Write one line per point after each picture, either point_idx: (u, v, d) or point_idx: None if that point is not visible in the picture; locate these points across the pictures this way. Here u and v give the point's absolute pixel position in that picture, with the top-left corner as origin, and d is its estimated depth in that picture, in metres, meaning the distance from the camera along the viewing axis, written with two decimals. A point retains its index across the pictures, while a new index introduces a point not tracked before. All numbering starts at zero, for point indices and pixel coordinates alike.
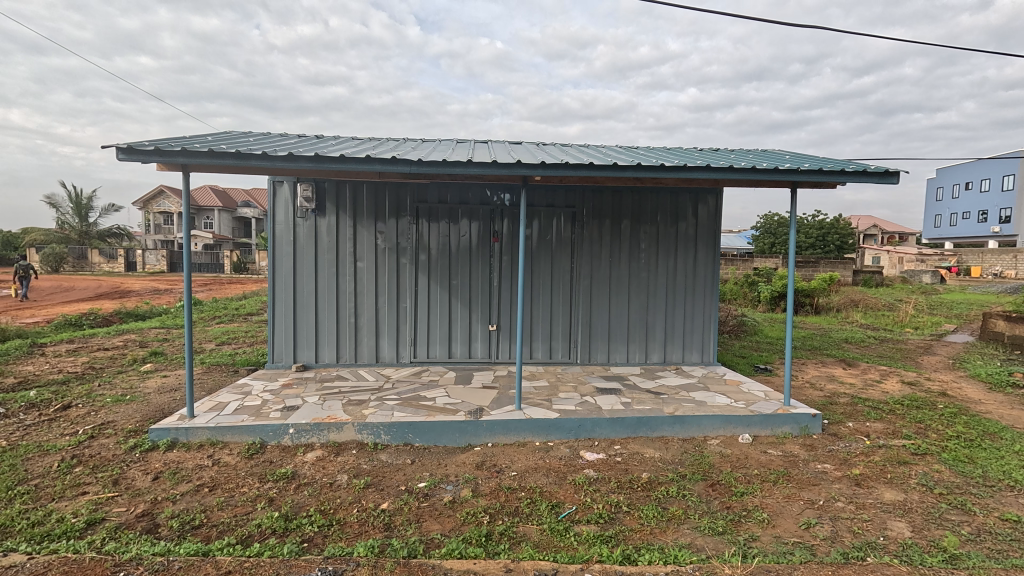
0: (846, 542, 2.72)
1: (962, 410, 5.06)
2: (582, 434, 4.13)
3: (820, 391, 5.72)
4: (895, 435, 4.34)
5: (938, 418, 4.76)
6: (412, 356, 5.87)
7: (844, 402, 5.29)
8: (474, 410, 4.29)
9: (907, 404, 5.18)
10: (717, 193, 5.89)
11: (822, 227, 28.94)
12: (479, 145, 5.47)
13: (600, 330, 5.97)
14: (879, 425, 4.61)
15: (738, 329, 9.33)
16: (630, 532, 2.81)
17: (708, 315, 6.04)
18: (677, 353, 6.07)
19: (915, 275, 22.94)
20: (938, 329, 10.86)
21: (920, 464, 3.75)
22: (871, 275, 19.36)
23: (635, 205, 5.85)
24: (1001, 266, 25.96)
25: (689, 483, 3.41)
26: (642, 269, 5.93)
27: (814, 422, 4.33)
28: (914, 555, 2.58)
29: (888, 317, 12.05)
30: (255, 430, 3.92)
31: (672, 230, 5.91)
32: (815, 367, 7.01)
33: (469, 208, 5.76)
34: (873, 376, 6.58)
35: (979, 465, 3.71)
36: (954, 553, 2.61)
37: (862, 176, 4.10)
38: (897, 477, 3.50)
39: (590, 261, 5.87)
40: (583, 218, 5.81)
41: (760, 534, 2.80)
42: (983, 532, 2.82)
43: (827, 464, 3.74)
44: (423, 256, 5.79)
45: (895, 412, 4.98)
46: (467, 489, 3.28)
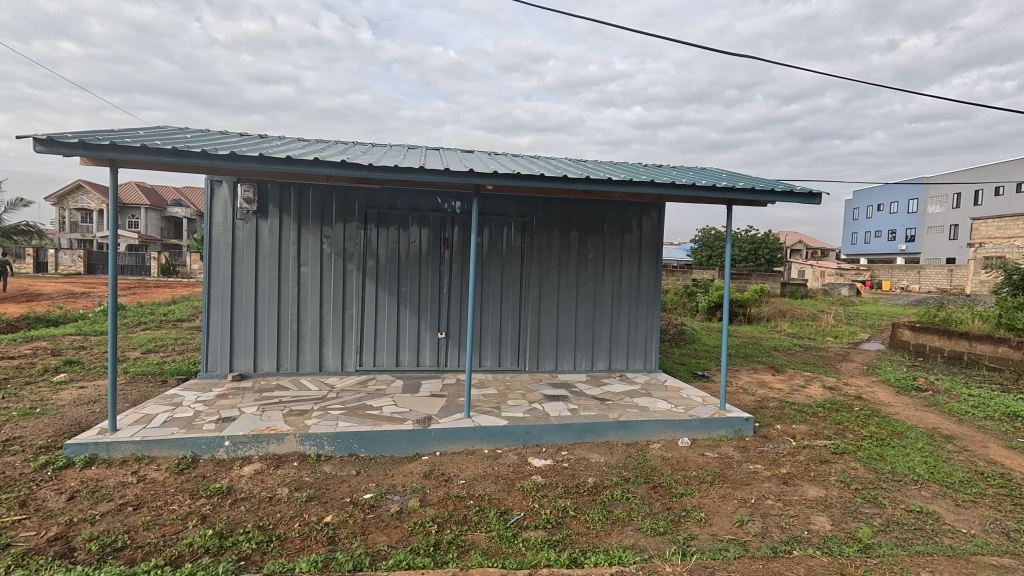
0: (774, 537, 2.90)
1: (874, 412, 5.53)
2: (529, 441, 4.18)
3: (752, 396, 6.07)
4: (818, 436, 4.68)
5: (855, 420, 5.19)
6: (358, 364, 5.73)
7: (773, 405, 5.66)
8: (421, 418, 4.24)
9: (828, 407, 5.60)
10: (661, 206, 6.16)
11: (754, 242, 30.88)
12: (431, 152, 5.47)
13: (548, 338, 6.07)
14: (804, 427, 4.96)
15: (677, 337, 9.78)
16: (577, 536, 2.87)
17: (651, 324, 6.29)
18: (621, 360, 6.27)
19: (835, 288, 24.86)
20: (855, 337, 11.82)
21: (839, 462, 4.06)
22: (796, 288, 20.87)
23: (583, 216, 6.01)
24: (907, 280, 28.60)
25: (632, 486, 3.52)
26: (589, 279, 6.10)
27: (747, 425, 4.59)
28: (833, 546, 2.79)
29: (812, 326, 13.03)
30: (187, 443, 3.69)
31: (618, 242, 6.12)
32: (748, 373, 7.44)
33: (419, 214, 5.71)
34: (799, 381, 7.07)
35: (889, 462, 4.07)
36: (867, 542, 2.85)
37: (789, 197, 4.43)
38: (819, 475, 3.78)
39: (540, 270, 5.97)
40: (534, 227, 5.91)
41: (698, 533, 2.93)
42: (891, 523, 3.09)
43: (758, 465, 3.98)
44: (370, 262, 5.68)
45: (817, 414, 5.38)
46: (414, 499, 3.23)
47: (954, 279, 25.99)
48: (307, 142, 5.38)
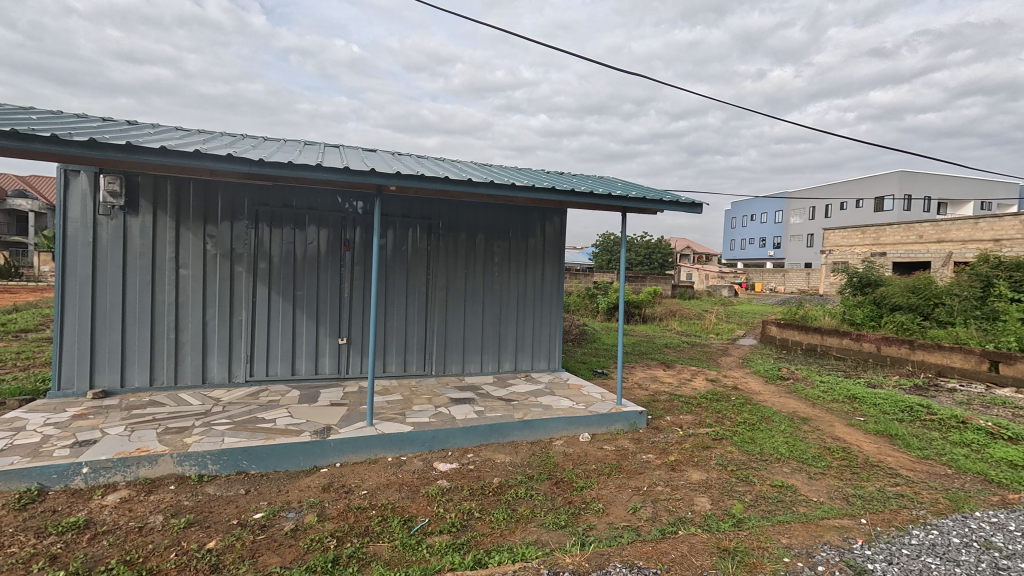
0: (663, 520, 3.14)
1: (747, 400, 6.20)
2: (435, 445, 4.13)
3: (646, 390, 6.53)
4: (701, 424, 5.15)
5: (731, 408, 5.78)
6: (248, 375, 5.30)
7: (664, 398, 6.13)
8: (320, 429, 4.03)
9: (709, 398, 6.18)
10: (562, 212, 6.41)
11: (649, 247, 33.26)
12: (330, 150, 5.23)
13: (454, 342, 6.05)
14: (689, 416, 5.43)
15: (580, 337, 10.25)
16: (481, 537, 2.89)
17: (554, 325, 6.52)
18: (526, 361, 6.43)
19: (717, 290, 27.53)
20: (733, 334, 13.18)
21: (718, 446, 4.50)
22: (685, 289, 22.82)
23: (489, 220, 6.08)
24: (774, 282, 32.43)
25: (536, 483, 3.62)
26: (495, 282, 6.18)
27: (640, 418, 4.92)
28: (712, 524, 3.09)
29: (698, 324, 14.32)
30: (32, 474, 3.17)
31: (523, 245, 6.27)
32: (642, 369, 7.99)
33: (317, 214, 5.42)
34: (686, 375, 7.72)
35: (758, 443, 4.58)
36: (740, 517, 3.19)
37: (675, 206, 4.83)
38: (701, 460, 4.16)
39: (446, 273, 5.94)
40: (440, 230, 5.87)
41: (596, 523, 3.09)
42: (759, 498, 3.48)
43: (649, 454, 4.29)
44: (262, 264, 5.28)
45: (701, 404, 5.91)
46: (311, 514, 3.06)
47: (810, 281, 29.90)
48: (186, 131, 4.89)
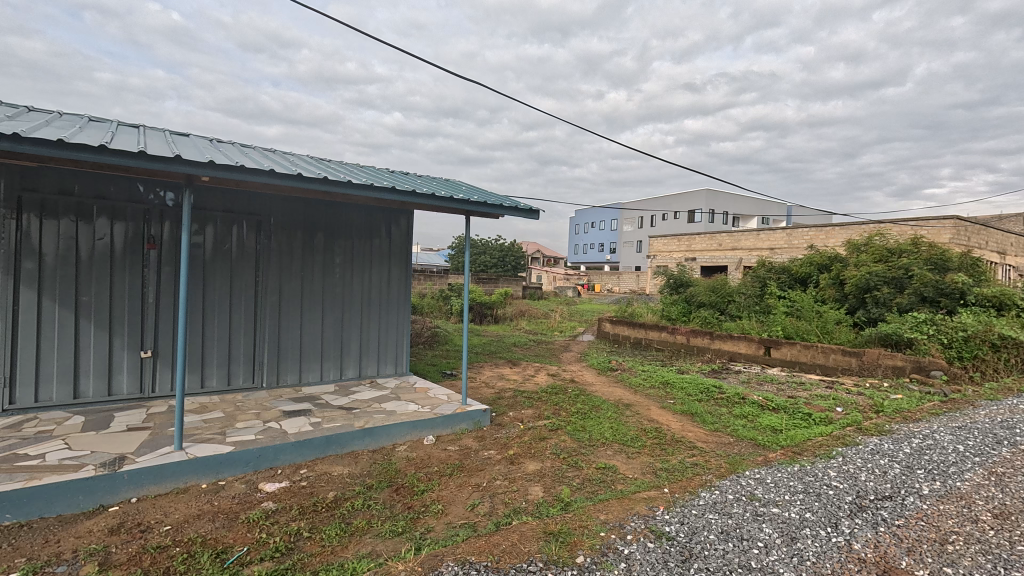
0: (499, 513, 3.27)
1: (582, 391, 6.78)
2: (261, 465, 3.75)
3: (492, 388, 6.75)
4: (540, 417, 5.50)
5: (568, 400, 6.26)
6: (7, 403, 4.25)
7: (508, 395, 6.41)
8: (110, 460, 3.38)
9: (549, 392, 6.63)
10: (409, 213, 6.32)
11: (502, 250, 34.57)
12: (127, 130, 4.45)
13: (290, 350, 5.58)
14: (530, 411, 5.76)
15: (431, 339, 10.21)
16: (309, 558, 2.70)
17: (401, 328, 6.39)
18: (372, 367, 6.19)
19: (562, 291, 29.71)
20: (574, 331, 14.33)
21: (553, 437, 4.84)
22: (534, 290, 24.23)
23: (329, 219, 5.73)
24: (611, 283, 36.02)
25: (375, 493, 3.50)
26: (336, 285, 5.84)
27: (484, 416, 5.07)
28: (543, 510, 3.30)
29: (544, 323, 15.28)
30: None
31: (367, 246, 6.03)
32: (490, 368, 8.24)
33: (110, 205, 4.57)
34: (530, 372, 8.17)
35: (588, 431, 5.03)
36: (567, 501, 3.45)
37: (514, 212, 5.06)
38: (538, 451, 4.43)
39: (279, 275, 5.45)
40: (271, 228, 5.36)
41: (434, 524, 3.09)
42: (585, 481, 3.82)
43: (491, 450, 4.43)
44: (28, 264, 4.28)
45: (541, 399, 6.31)
46: (91, 565, 2.55)
47: (639, 282, 33.84)
48: None
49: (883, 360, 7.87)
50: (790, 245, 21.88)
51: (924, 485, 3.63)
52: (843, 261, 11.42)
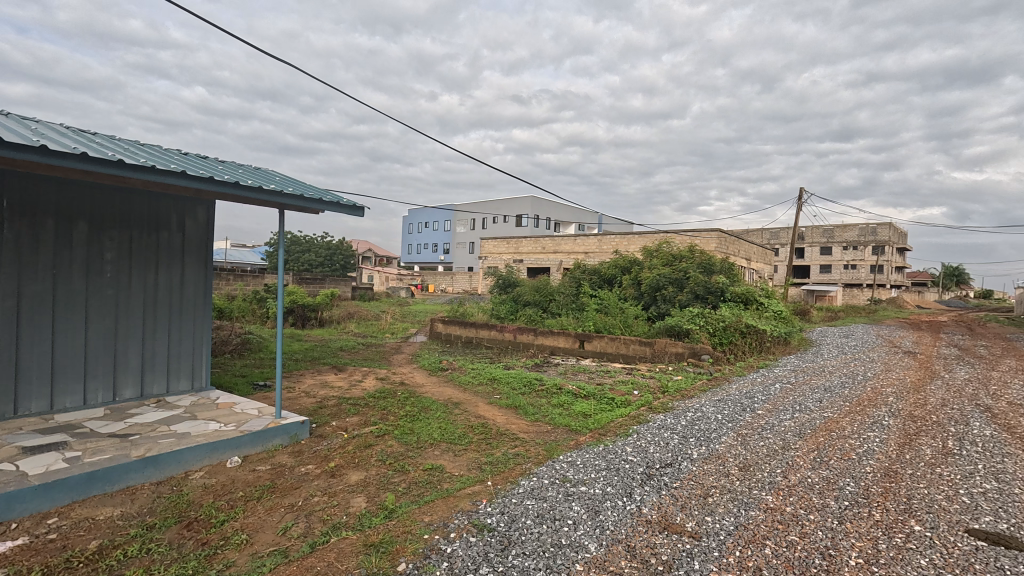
0: (316, 532, 3.03)
1: (411, 393, 6.69)
2: None
3: (313, 398, 6.26)
4: (366, 424, 5.26)
5: (396, 403, 6.11)
6: None
7: (331, 403, 6.02)
8: None
9: (377, 396, 6.40)
10: (208, 203, 5.50)
11: (329, 248, 32.43)
12: None
13: (35, 369, 4.39)
14: (355, 418, 5.48)
15: (240, 346, 9.05)
16: None
17: (199, 337, 5.52)
18: (159, 384, 5.22)
19: (395, 291, 29.06)
20: (406, 332, 14.10)
21: (379, 443, 4.67)
22: (364, 291, 23.27)
23: (95, 205, 4.67)
24: (444, 284, 36.31)
25: (158, 533, 2.95)
26: (107, 286, 4.79)
27: (302, 428, 4.66)
28: (365, 522, 3.15)
29: (375, 325, 14.74)
30: None
31: (151, 240, 5.07)
32: (311, 376, 7.63)
33: None
34: (356, 377, 7.76)
35: (415, 433, 4.96)
36: (392, 508, 3.35)
37: (335, 207, 4.76)
38: (362, 460, 4.23)
39: (16, 273, 4.25)
40: (1, 212, 4.16)
41: (236, 558, 2.72)
42: (411, 485, 3.75)
43: (309, 465, 4.09)
44: None
45: (368, 404, 6.05)
46: None
47: (472, 283, 34.80)
48: None
49: (668, 348, 9.35)
50: (601, 250, 24.74)
51: (694, 451, 4.40)
52: (640, 264, 13.30)
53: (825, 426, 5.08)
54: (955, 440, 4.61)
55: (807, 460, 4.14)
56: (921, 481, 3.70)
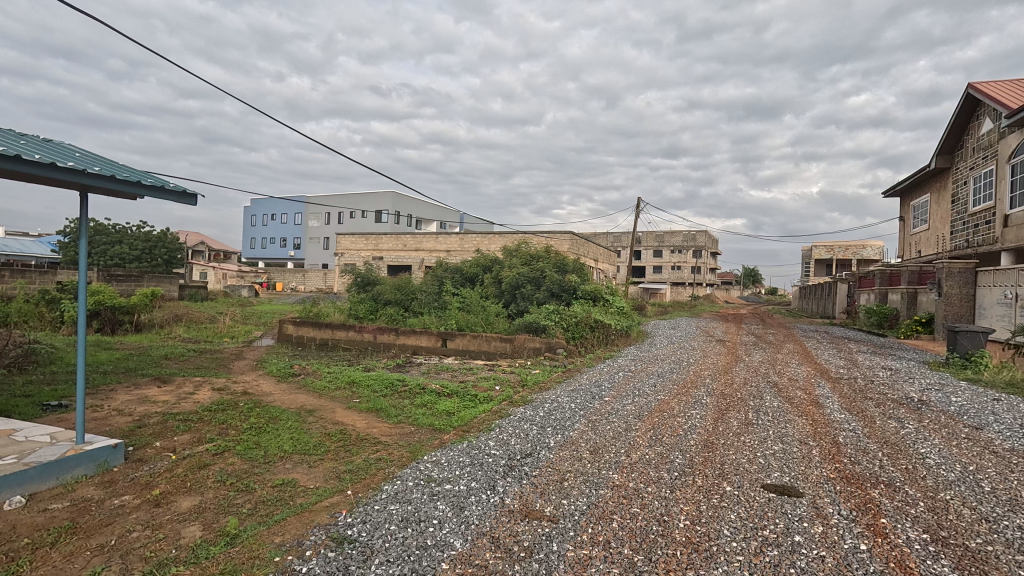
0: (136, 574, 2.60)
1: (257, 403, 6.07)
2: None
3: (129, 417, 5.33)
4: (200, 441, 4.65)
5: (238, 415, 5.50)
6: None
7: (154, 422, 5.19)
8: None
9: (214, 409, 5.69)
10: None
11: (149, 240, 27.85)
12: None
13: None
14: (186, 436, 4.81)
15: (22, 359, 7.32)
16: None
17: None
18: None
19: (235, 290, 26.06)
20: (249, 335, 12.71)
21: (217, 462, 4.15)
22: (196, 290, 20.49)
23: None
24: (295, 282, 33.41)
25: None
26: None
27: (114, 453, 3.96)
28: (199, 553, 2.78)
29: (210, 328, 13.01)
30: None
31: None
32: (126, 391, 6.48)
33: None
34: (187, 389, 6.79)
35: (262, 446, 4.51)
36: (234, 533, 3.01)
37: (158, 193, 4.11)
38: (196, 483, 3.73)
39: None
40: None
41: None
42: (258, 504, 3.41)
43: (124, 496, 3.48)
44: None
45: (203, 419, 5.35)
46: None
47: (326, 281, 32.62)
48: None
49: (527, 343, 9.80)
50: (463, 248, 25.02)
51: (551, 439, 4.68)
52: (500, 263, 13.75)
53: (659, 407, 5.79)
54: (753, 412, 5.59)
55: (645, 439, 4.67)
56: (731, 449, 4.42)
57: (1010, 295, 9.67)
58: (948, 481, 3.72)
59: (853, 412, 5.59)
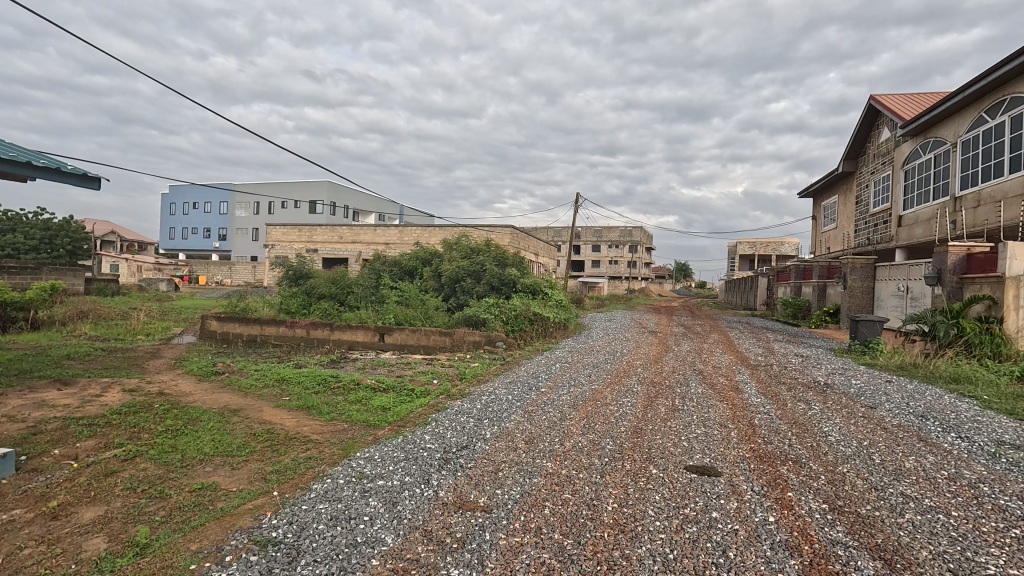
0: None
1: (174, 404, 5.66)
2: None
3: (21, 423, 4.82)
4: (107, 447, 4.29)
5: (153, 418, 5.11)
6: None
7: (53, 428, 4.72)
8: None
9: (124, 412, 5.25)
10: None
11: (48, 229, 25.31)
12: None
13: None
14: (91, 442, 4.42)
15: None
16: None
17: None
18: None
19: (152, 284, 24.20)
20: (167, 333, 11.81)
21: (127, 468, 3.84)
22: (106, 284, 18.89)
23: None
24: (220, 275, 31.30)
25: None
26: None
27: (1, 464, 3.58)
28: (103, 566, 2.58)
29: (121, 326, 11.92)
30: None
31: None
32: (17, 395, 5.83)
33: None
34: (92, 391, 6.21)
35: (179, 450, 4.22)
36: (145, 542, 2.81)
37: None
38: (101, 492, 3.44)
39: None
40: None
41: None
42: (173, 510, 3.20)
43: (15, 511, 3.16)
44: None
45: (111, 423, 4.92)
46: None
47: (255, 275, 30.90)
48: None
49: (466, 337, 9.79)
50: (402, 241, 24.55)
51: (487, 431, 4.71)
52: (440, 257, 13.59)
53: (593, 396, 5.97)
54: (680, 398, 5.91)
55: (578, 427, 4.80)
56: (658, 434, 4.64)
57: (902, 288, 10.76)
58: (845, 456, 4.11)
59: (768, 396, 6.04)
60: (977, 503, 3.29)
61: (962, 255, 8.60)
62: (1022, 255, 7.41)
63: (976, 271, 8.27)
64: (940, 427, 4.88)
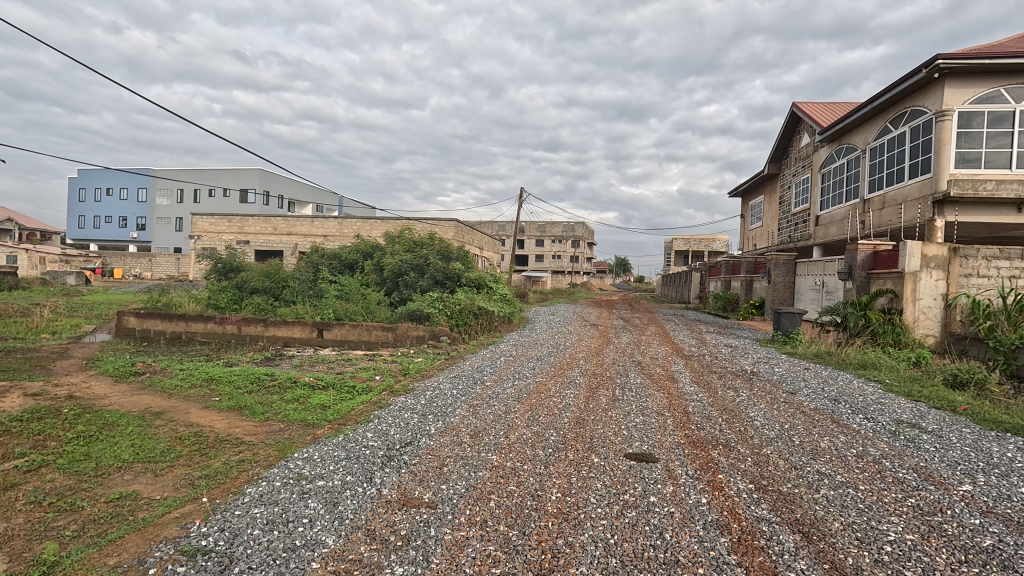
0: None
1: (86, 409, 5.19)
2: None
3: None
4: (6, 458, 3.87)
5: (61, 424, 4.65)
6: None
7: None
8: None
9: (26, 419, 4.75)
10: None
11: None
12: None
13: None
14: None
15: None
16: None
17: None
18: None
19: (59, 277, 22.02)
20: (77, 330, 10.78)
21: (31, 480, 3.48)
22: (3, 277, 16.99)
23: None
24: (139, 268, 28.92)
25: None
26: None
27: None
28: None
29: (21, 324, 10.74)
30: None
31: None
32: None
33: None
34: None
35: (93, 458, 3.88)
36: (54, 560, 2.57)
37: None
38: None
39: None
40: None
41: None
42: (87, 524, 2.94)
43: None
44: None
45: (10, 431, 4.44)
46: None
47: (179, 268, 28.80)
48: None
49: (410, 332, 9.62)
50: (342, 234, 23.72)
51: (432, 426, 4.66)
52: (382, 249, 13.25)
53: (537, 389, 6.06)
54: (620, 389, 6.11)
55: (523, 420, 4.85)
56: (599, 424, 4.77)
57: (819, 282, 11.62)
58: (769, 439, 4.42)
59: (700, 385, 6.36)
60: (880, 477, 3.64)
61: (869, 252, 9.39)
62: (918, 253, 8.23)
63: (881, 267, 9.05)
64: (850, 409, 5.35)
